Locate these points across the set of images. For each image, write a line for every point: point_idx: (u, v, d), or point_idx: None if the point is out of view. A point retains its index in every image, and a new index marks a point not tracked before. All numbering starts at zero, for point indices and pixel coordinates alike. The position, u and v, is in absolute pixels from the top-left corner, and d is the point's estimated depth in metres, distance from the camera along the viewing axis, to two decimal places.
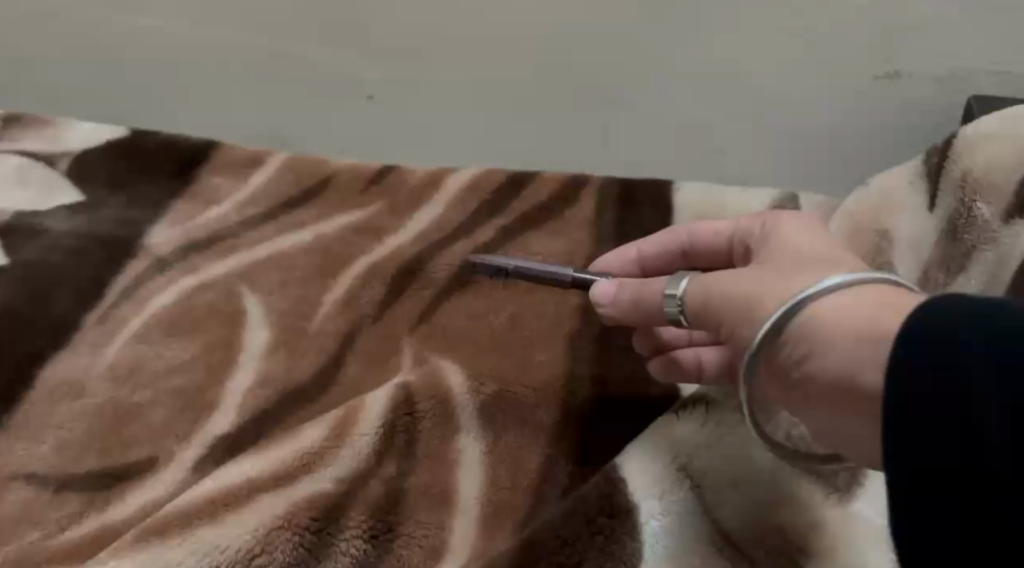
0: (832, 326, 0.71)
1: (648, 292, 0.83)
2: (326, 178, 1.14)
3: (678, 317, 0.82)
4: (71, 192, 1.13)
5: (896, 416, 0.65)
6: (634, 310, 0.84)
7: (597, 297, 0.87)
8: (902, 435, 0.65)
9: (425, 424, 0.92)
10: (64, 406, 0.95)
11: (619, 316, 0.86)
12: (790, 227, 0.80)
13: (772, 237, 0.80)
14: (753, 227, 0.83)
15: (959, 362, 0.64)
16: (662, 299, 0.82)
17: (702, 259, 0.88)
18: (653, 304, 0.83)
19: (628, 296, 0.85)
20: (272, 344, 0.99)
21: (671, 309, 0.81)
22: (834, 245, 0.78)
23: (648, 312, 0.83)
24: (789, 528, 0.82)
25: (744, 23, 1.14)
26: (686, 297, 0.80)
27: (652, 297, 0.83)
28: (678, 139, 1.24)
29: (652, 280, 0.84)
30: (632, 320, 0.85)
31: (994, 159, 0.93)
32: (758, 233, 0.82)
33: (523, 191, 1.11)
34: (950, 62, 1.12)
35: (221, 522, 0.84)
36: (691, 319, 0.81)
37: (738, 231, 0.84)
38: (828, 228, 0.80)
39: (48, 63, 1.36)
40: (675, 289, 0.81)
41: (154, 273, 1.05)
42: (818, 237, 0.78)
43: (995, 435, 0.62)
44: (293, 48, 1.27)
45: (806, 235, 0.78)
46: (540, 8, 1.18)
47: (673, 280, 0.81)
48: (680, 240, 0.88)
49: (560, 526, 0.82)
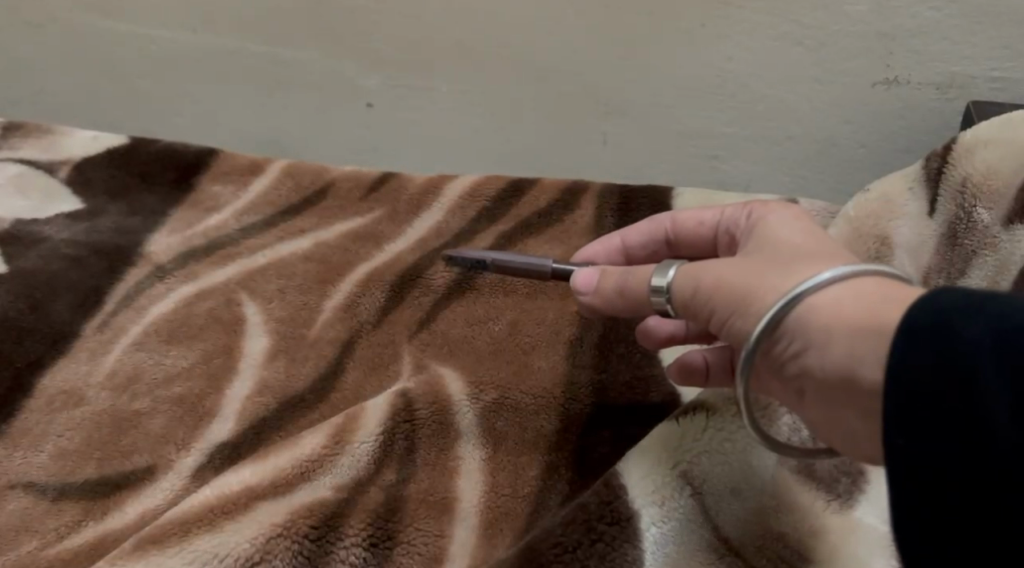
0: (829, 319, 0.71)
1: (635, 280, 0.82)
2: (326, 185, 1.14)
3: (665, 307, 0.81)
4: (71, 200, 1.13)
5: (897, 411, 0.66)
6: (619, 298, 0.83)
7: (579, 285, 0.86)
8: (906, 434, 0.65)
9: (424, 431, 0.91)
10: (64, 415, 0.95)
11: (602, 305, 0.85)
12: (777, 217, 0.80)
13: (763, 230, 0.79)
14: (738, 217, 0.83)
15: (957, 356, 0.64)
16: (649, 288, 0.81)
17: (687, 250, 0.89)
18: (639, 292, 0.82)
19: (612, 284, 0.84)
20: (271, 352, 0.98)
21: (657, 300, 0.81)
22: (821, 237, 0.77)
23: (633, 300, 0.82)
24: (789, 535, 0.82)
25: (743, 30, 1.14)
26: (674, 288, 0.79)
27: (639, 285, 0.82)
28: (678, 145, 1.23)
29: (639, 267, 0.83)
30: (616, 308, 0.84)
31: (994, 165, 0.93)
32: (744, 222, 0.82)
33: (523, 197, 1.11)
34: (951, 68, 1.11)
35: (220, 530, 0.84)
36: (678, 309, 0.80)
37: (723, 222, 0.85)
38: (813, 219, 0.80)
39: (48, 71, 1.36)
40: (662, 279, 0.80)
41: (154, 280, 1.05)
42: (806, 230, 0.78)
43: (997, 428, 0.63)
44: (291, 54, 1.27)
45: (794, 226, 0.78)
46: (538, 15, 1.18)
47: (661, 269, 0.81)
48: (663, 229, 0.89)
49: (561, 534, 0.81)
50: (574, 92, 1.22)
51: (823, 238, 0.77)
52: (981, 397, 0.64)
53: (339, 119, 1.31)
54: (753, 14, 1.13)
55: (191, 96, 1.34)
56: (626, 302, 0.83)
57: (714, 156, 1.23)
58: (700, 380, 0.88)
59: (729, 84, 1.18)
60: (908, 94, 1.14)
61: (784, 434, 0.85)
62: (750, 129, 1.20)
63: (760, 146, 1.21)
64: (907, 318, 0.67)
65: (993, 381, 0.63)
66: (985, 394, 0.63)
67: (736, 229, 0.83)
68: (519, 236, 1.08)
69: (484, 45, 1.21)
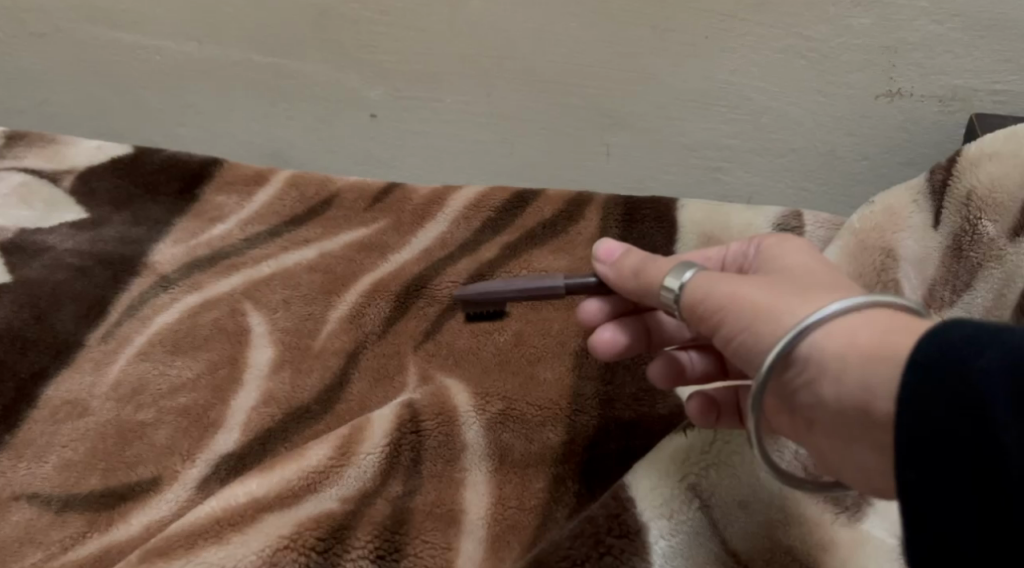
0: (843, 349, 0.71)
1: (650, 266, 0.83)
2: (330, 196, 1.13)
3: (669, 305, 0.81)
4: (73, 210, 1.13)
5: (909, 444, 0.67)
6: (632, 277, 0.84)
7: (598, 255, 0.88)
8: (916, 467, 0.66)
9: (430, 442, 0.91)
10: (68, 426, 0.95)
11: (616, 280, 0.86)
12: (789, 250, 0.81)
13: (775, 262, 0.81)
14: (746, 252, 0.85)
15: (968, 392, 0.65)
16: (660, 285, 0.81)
17: None
18: (650, 280, 0.83)
19: (629, 264, 0.85)
20: (276, 362, 0.98)
21: (666, 297, 0.81)
22: (831, 272, 0.78)
23: (644, 285, 0.83)
24: (797, 548, 0.82)
25: (747, 43, 1.14)
26: (684, 290, 0.79)
27: (654, 273, 0.82)
28: (682, 156, 1.23)
29: (658, 259, 0.84)
30: (627, 286, 0.85)
31: (998, 178, 0.93)
32: (754, 254, 0.84)
33: (527, 208, 1.10)
34: (952, 81, 1.12)
35: (227, 543, 0.84)
36: (683, 311, 0.80)
37: (727, 259, 0.86)
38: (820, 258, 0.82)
39: (51, 81, 1.36)
40: (676, 275, 0.80)
41: (158, 291, 1.05)
42: (818, 266, 0.79)
43: (1011, 464, 0.64)
44: (293, 66, 1.27)
45: (807, 262, 0.80)
46: (541, 27, 1.18)
47: (677, 269, 0.81)
48: None
49: (570, 547, 0.81)
50: (578, 106, 1.22)
51: (834, 273, 0.78)
52: (992, 431, 0.65)
53: (341, 130, 1.31)
54: (759, 26, 1.13)
55: (193, 106, 1.34)
56: (638, 281, 0.84)
57: (718, 168, 1.23)
58: (712, 419, 0.85)
59: (732, 96, 1.18)
60: (910, 107, 1.14)
61: (785, 459, 0.85)
62: (754, 140, 1.20)
63: (764, 159, 1.21)
64: (919, 353, 0.68)
65: (1007, 417, 0.64)
66: (999, 430, 0.64)
67: (744, 264, 0.85)
68: (524, 248, 1.07)
69: (487, 58, 1.21)
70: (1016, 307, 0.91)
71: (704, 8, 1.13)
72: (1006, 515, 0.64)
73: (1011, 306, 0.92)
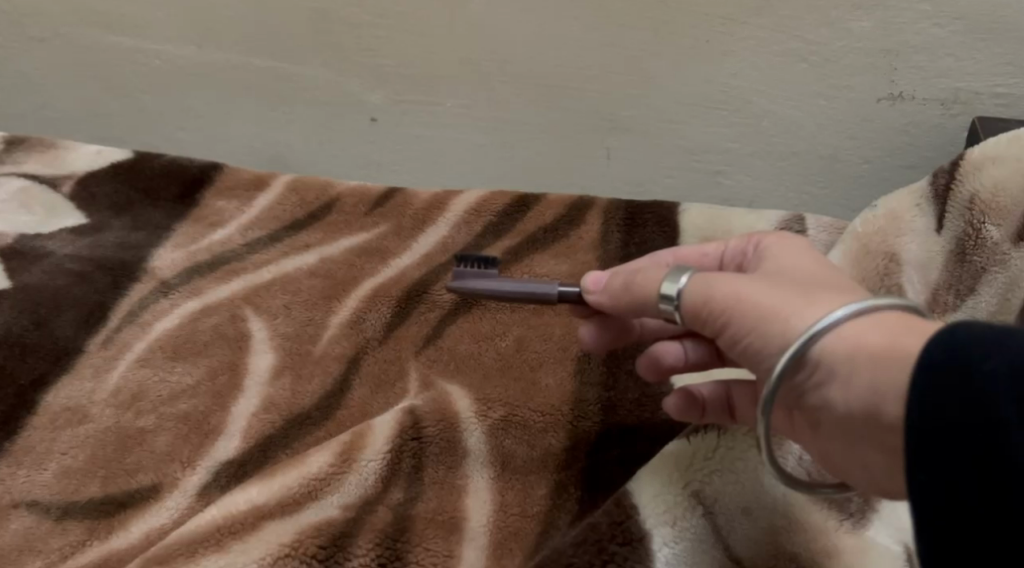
0: (851, 351, 0.71)
1: (641, 279, 0.82)
2: (330, 201, 1.13)
3: (671, 314, 0.80)
4: (73, 215, 1.12)
5: (915, 445, 0.66)
6: (625, 293, 0.83)
7: (588, 286, 0.86)
8: (926, 469, 0.66)
9: (432, 449, 0.91)
10: (67, 433, 0.94)
11: (606, 304, 0.85)
12: (788, 250, 0.81)
13: (776, 262, 0.80)
14: (744, 250, 0.84)
15: (977, 392, 0.65)
16: (657, 294, 0.80)
17: None
18: (645, 292, 0.81)
19: (619, 283, 0.84)
20: (276, 369, 0.98)
21: (666, 306, 0.80)
22: (834, 273, 0.78)
23: (638, 296, 0.82)
24: (802, 555, 0.82)
25: (748, 46, 1.14)
26: (683, 295, 0.79)
27: (647, 284, 0.81)
28: (683, 161, 1.23)
29: (647, 271, 0.83)
30: (619, 306, 0.84)
31: (1002, 182, 0.93)
32: (752, 254, 0.83)
33: (528, 212, 1.10)
34: (955, 84, 1.11)
35: (227, 552, 0.84)
36: (684, 316, 0.79)
37: (724, 257, 0.86)
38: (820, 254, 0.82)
39: (50, 86, 1.35)
40: (672, 286, 0.79)
41: (158, 297, 1.04)
42: (821, 266, 0.79)
43: (1017, 465, 0.64)
44: (293, 69, 1.26)
45: (810, 262, 0.79)
46: (542, 29, 1.17)
47: (672, 275, 0.80)
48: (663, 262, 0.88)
49: (571, 555, 0.80)
50: (578, 108, 1.22)
51: (839, 275, 0.78)
52: (1000, 432, 0.64)
53: (341, 134, 1.30)
54: (759, 30, 1.12)
55: (193, 110, 1.33)
56: (631, 296, 0.82)
57: (718, 172, 1.23)
58: (697, 414, 0.85)
59: (734, 99, 1.17)
60: (912, 110, 1.14)
61: (790, 464, 0.85)
62: (755, 144, 1.20)
63: (765, 162, 1.21)
64: (927, 354, 0.67)
65: (1015, 417, 0.64)
66: (1008, 430, 0.64)
67: (743, 262, 0.84)
68: (525, 253, 1.07)
69: (488, 62, 1.21)
70: (1021, 312, 0.91)
71: (705, 11, 1.12)
72: (1016, 518, 0.64)
73: (1016, 311, 0.92)
